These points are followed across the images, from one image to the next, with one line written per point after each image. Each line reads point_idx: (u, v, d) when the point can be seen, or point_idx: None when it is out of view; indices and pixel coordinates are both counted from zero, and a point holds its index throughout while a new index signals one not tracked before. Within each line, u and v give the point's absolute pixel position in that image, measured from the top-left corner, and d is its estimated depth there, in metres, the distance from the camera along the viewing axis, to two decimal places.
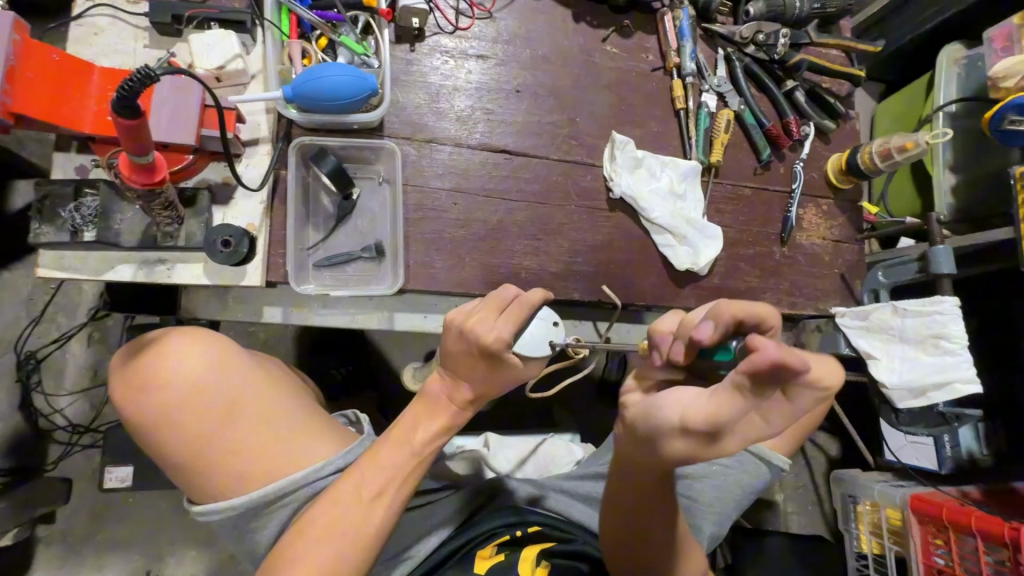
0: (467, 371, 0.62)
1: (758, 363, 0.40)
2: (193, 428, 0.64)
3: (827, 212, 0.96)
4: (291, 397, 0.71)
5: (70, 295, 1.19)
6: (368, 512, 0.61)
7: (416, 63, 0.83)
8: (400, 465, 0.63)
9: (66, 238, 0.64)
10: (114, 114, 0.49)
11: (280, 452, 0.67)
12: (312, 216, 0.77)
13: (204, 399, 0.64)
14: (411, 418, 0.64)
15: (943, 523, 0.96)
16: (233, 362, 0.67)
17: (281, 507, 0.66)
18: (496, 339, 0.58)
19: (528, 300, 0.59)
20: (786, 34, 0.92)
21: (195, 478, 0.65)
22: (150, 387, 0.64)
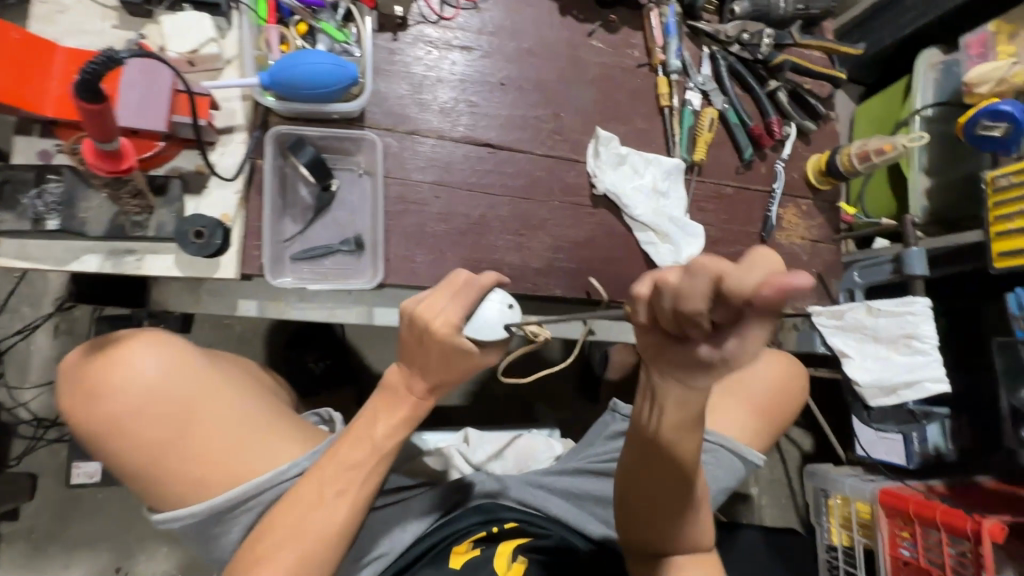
0: (420, 363, 0.62)
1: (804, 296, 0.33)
2: (147, 437, 0.63)
3: (806, 213, 0.98)
4: (252, 399, 0.70)
5: (35, 285, 1.15)
6: (328, 511, 0.63)
7: (399, 52, 0.81)
8: (360, 463, 0.64)
9: (28, 226, 0.61)
10: (75, 98, 0.47)
11: (240, 457, 0.66)
12: (289, 208, 0.76)
13: (158, 406, 0.63)
14: (370, 413, 0.65)
15: (910, 517, 0.99)
16: (187, 368, 0.66)
17: (246, 511, 0.66)
18: (445, 323, 0.57)
19: (479, 283, 0.59)
20: (770, 34, 0.93)
21: (154, 485, 0.65)
22: (101, 396, 0.63)
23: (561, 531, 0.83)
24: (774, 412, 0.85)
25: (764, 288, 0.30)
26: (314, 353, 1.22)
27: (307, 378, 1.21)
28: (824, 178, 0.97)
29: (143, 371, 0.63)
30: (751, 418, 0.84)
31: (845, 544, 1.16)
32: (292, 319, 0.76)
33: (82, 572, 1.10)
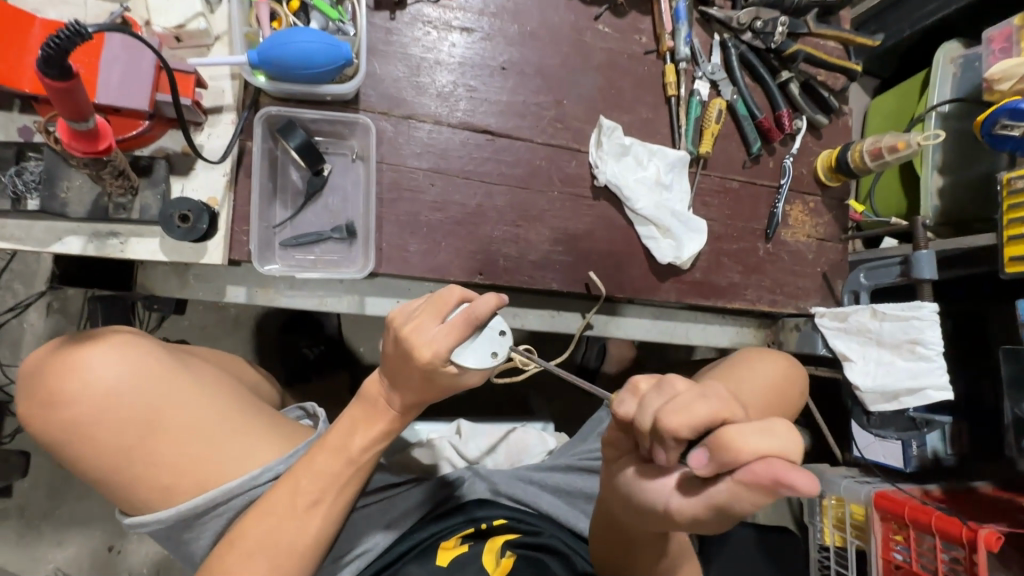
0: (399, 377, 0.61)
1: (762, 471, 0.45)
2: (109, 444, 0.63)
3: (813, 210, 0.95)
4: (220, 400, 0.69)
5: (28, 262, 1.13)
6: (301, 521, 0.63)
7: (397, 32, 0.78)
8: (336, 474, 0.64)
9: (7, 205, 0.59)
10: (41, 74, 0.45)
11: (206, 461, 0.66)
12: (280, 192, 0.73)
13: (121, 413, 0.63)
14: (348, 424, 0.64)
15: (905, 521, 0.98)
16: (151, 373, 0.65)
17: (215, 517, 0.67)
18: (434, 355, 0.57)
19: (475, 315, 0.57)
20: (784, 22, 0.89)
21: (120, 490, 0.65)
22: (61, 403, 0.62)
23: (550, 529, 0.82)
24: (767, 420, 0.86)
25: (758, 460, 0.46)
26: (308, 338, 1.21)
27: (301, 363, 1.20)
28: (833, 174, 0.94)
29: (105, 378, 0.62)
30: None
31: (838, 545, 1.15)
32: (282, 307, 0.74)
33: (75, 549, 1.11)
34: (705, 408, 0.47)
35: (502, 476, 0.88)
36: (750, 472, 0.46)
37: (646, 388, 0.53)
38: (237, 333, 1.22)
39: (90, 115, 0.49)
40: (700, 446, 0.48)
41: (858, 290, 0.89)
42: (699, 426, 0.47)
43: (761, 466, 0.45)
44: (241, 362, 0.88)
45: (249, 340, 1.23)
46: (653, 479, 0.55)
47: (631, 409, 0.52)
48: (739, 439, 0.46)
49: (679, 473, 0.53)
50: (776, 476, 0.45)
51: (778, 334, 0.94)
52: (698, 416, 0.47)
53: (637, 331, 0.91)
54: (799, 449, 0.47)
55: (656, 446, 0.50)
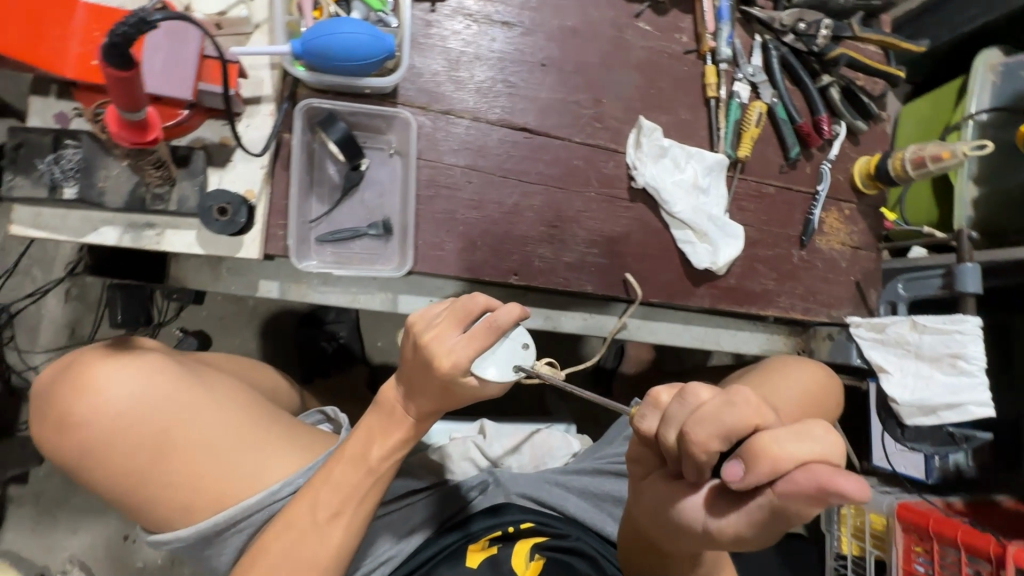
0: (417, 384, 0.59)
1: (805, 479, 0.42)
2: (124, 465, 0.62)
3: (848, 217, 0.93)
4: (233, 413, 0.67)
5: (46, 247, 1.12)
6: (322, 535, 0.62)
7: (436, 25, 0.76)
8: (355, 486, 0.62)
9: (44, 193, 0.58)
10: (103, 61, 0.43)
11: (222, 477, 0.65)
12: (316, 186, 0.72)
13: (132, 433, 0.61)
14: (366, 433, 0.62)
15: (927, 533, 0.97)
16: (163, 391, 0.63)
17: (235, 533, 0.66)
18: (452, 365, 0.55)
19: (497, 324, 0.54)
20: (828, 25, 0.88)
21: (140, 508, 0.65)
22: (74, 425, 0.61)
23: (578, 531, 0.81)
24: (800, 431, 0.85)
25: (799, 468, 0.42)
26: (326, 331, 1.19)
27: (319, 357, 1.19)
28: (870, 182, 0.92)
29: (116, 399, 0.61)
30: None
31: (855, 554, 1.15)
32: (314, 303, 0.73)
33: (91, 537, 1.11)
34: (733, 417, 0.43)
35: (528, 481, 0.87)
36: (791, 483, 0.42)
37: (668, 400, 0.49)
38: (256, 324, 1.21)
39: (143, 103, 0.47)
40: (735, 457, 0.44)
41: (896, 301, 0.89)
42: (729, 436, 0.44)
43: (802, 475, 0.42)
44: (259, 369, 0.87)
45: (268, 331, 1.22)
46: (686, 497, 0.51)
47: (654, 423, 0.49)
48: (773, 445, 0.42)
49: (710, 487, 0.50)
50: (821, 485, 0.41)
51: (809, 343, 0.93)
52: (727, 426, 0.43)
53: (669, 336, 0.90)
54: (840, 452, 0.43)
55: (685, 462, 0.47)
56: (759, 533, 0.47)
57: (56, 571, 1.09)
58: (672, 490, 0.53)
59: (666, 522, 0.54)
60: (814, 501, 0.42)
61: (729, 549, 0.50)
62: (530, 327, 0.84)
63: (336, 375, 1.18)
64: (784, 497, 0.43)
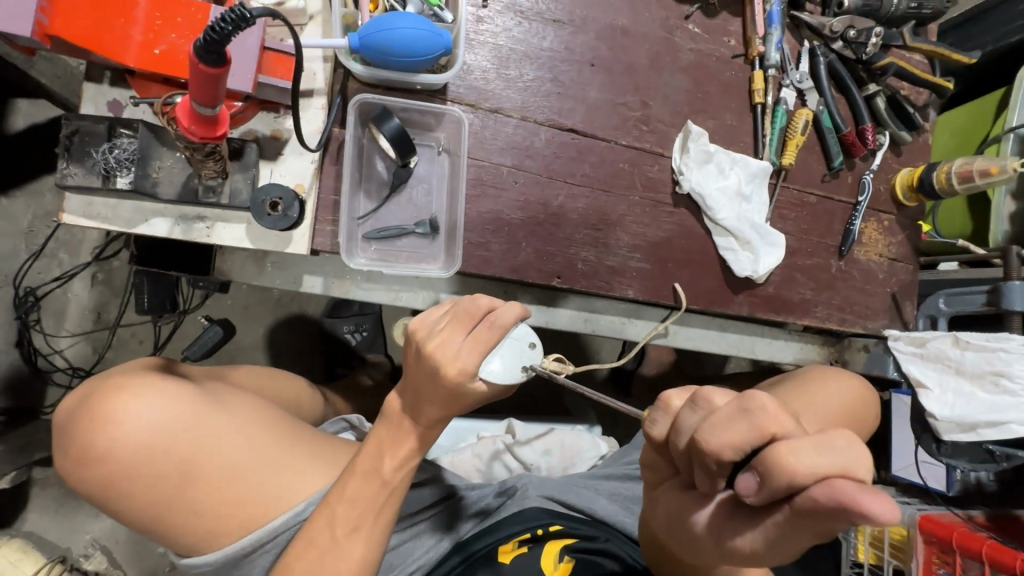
0: (422, 393, 0.57)
1: (821, 496, 0.38)
2: (147, 497, 0.59)
3: (887, 228, 0.92)
4: (254, 432, 0.65)
5: (73, 231, 1.11)
6: (342, 550, 0.60)
7: (487, 21, 0.75)
8: (370, 500, 0.60)
9: (98, 183, 0.57)
10: (195, 58, 0.42)
11: (247, 499, 0.63)
12: (364, 182, 0.71)
13: (154, 464, 0.59)
14: (375, 446, 0.60)
15: (950, 546, 0.98)
16: (183, 418, 0.60)
17: (262, 554, 0.64)
18: (460, 371, 0.53)
19: (500, 322, 0.54)
20: (879, 33, 0.86)
21: (165, 536, 0.63)
22: (92, 459, 0.58)
23: (608, 534, 0.80)
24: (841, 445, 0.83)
25: (819, 484, 0.38)
26: (349, 323, 1.19)
27: (342, 349, 1.18)
28: (911, 194, 0.91)
29: (135, 430, 0.58)
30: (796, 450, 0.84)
31: (872, 563, 1.15)
32: (355, 300, 0.72)
33: (112, 521, 1.11)
34: (747, 425, 0.40)
35: (556, 483, 0.85)
36: (810, 500, 0.38)
37: (681, 405, 0.47)
38: (280, 314, 1.21)
39: (221, 101, 0.46)
40: (749, 471, 0.41)
41: (936, 316, 0.88)
42: (743, 447, 0.41)
43: (820, 492, 0.38)
44: (278, 377, 0.85)
45: (292, 322, 1.21)
46: (696, 510, 0.48)
47: (665, 429, 0.48)
48: (789, 455, 0.38)
49: (721, 498, 0.47)
50: (842, 504, 0.37)
51: (842, 353, 0.93)
52: (741, 436, 0.41)
53: (704, 343, 0.89)
54: (867, 467, 0.39)
55: (696, 470, 0.44)
56: (782, 550, 0.43)
57: (77, 555, 1.09)
58: (684, 501, 0.50)
59: (683, 539, 0.51)
60: (835, 518, 0.38)
61: (746, 565, 0.46)
62: (567, 329, 0.83)
63: (360, 368, 1.17)
64: (800, 513, 0.39)
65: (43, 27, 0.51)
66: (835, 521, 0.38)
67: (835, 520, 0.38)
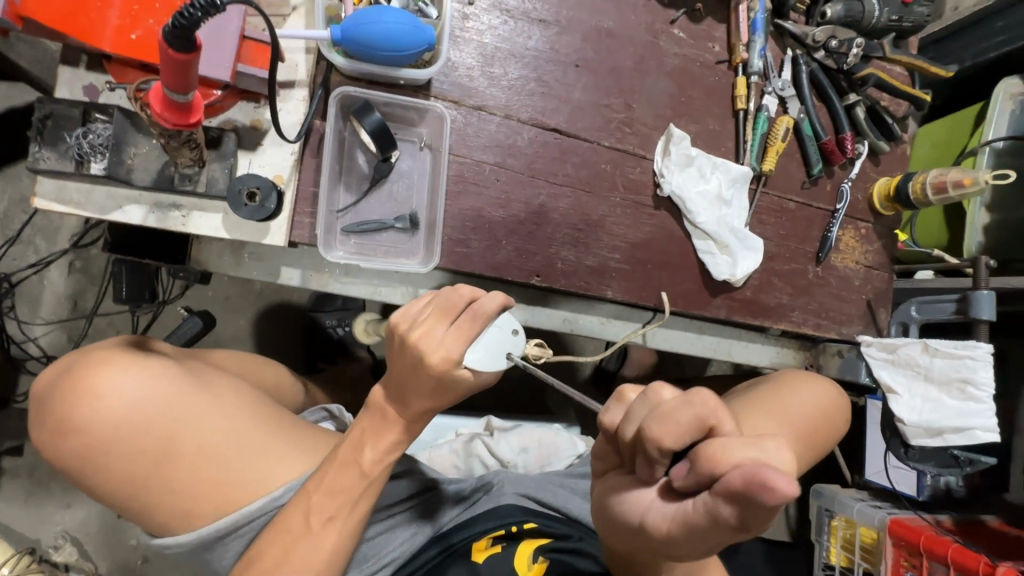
0: (407, 383, 0.56)
1: (737, 481, 0.38)
2: (125, 473, 0.59)
3: (864, 236, 0.94)
4: (237, 415, 0.65)
5: (52, 217, 1.09)
6: (315, 540, 0.60)
7: (473, 19, 0.75)
8: (347, 491, 0.60)
9: (70, 167, 0.56)
10: (165, 44, 0.42)
11: (224, 482, 0.62)
12: (345, 175, 0.71)
13: (134, 439, 0.58)
14: (358, 435, 0.60)
15: (917, 549, 1.00)
16: (165, 396, 0.60)
17: (236, 538, 0.63)
18: (443, 358, 0.53)
19: (483, 312, 0.54)
20: (860, 44, 0.87)
21: (140, 514, 0.62)
22: (71, 432, 0.58)
23: (580, 533, 0.80)
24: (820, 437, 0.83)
25: (736, 470, 0.39)
26: (332, 317, 1.17)
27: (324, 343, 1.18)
28: (888, 204, 0.93)
29: (116, 405, 0.58)
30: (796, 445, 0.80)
31: (843, 565, 1.17)
32: (334, 293, 0.72)
33: (85, 512, 1.10)
34: (689, 416, 0.41)
35: (532, 481, 0.85)
36: (727, 486, 0.39)
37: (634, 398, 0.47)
38: (262, 307, 1.19)
39: (195, 90, 0.46)
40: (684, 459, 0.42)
41: (908, 323, 0.90)
42: (682, 436, 0.41)
43: (735, 477, 0.39)
44: (260, 364, 0.85)
45: (273, 315, 1.20)
46: (632, 491, 0.48)
47: (617, 418, 0.47)
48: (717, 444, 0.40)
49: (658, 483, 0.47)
50: (755, 490, 0.38)
51: (817, 358, 0.95)
52: (682, 428, 0.41)
53: (682, 345, 0.90)
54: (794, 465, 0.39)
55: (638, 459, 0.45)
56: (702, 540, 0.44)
57: (47, 547, 1.08)
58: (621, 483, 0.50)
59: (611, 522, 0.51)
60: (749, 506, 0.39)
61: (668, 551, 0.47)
62: (547, 328, 0.84)
63: (342, 363, 1.17)
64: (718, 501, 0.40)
65: (13, 7, 0.50)
66: (752, 509, 0.39)
67: (752, 506, 0.39)
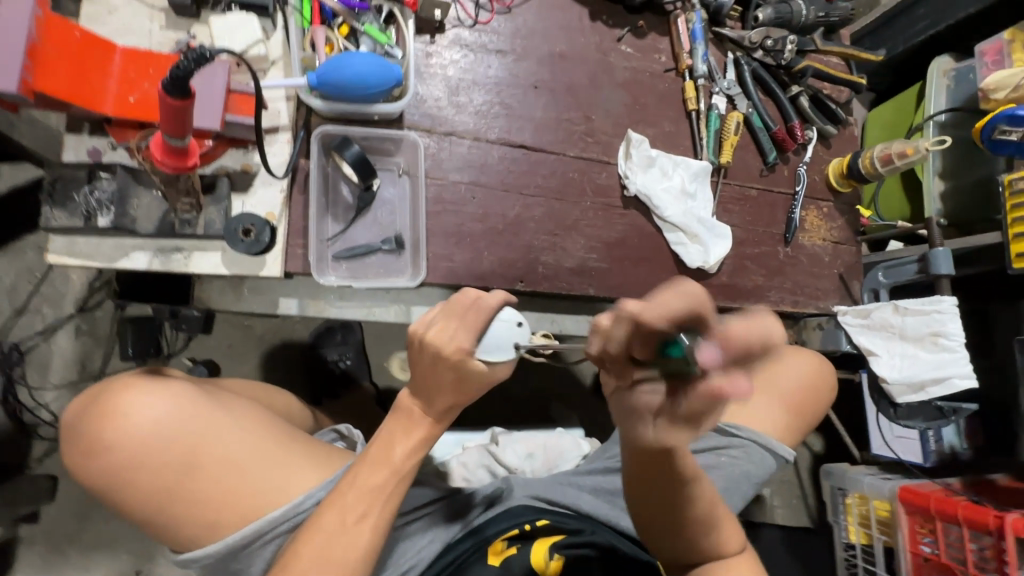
0: (432, 386, 0.61)
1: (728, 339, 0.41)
2: (151, 489, 0.61)
3: (827, 214, 0.99)
4: (254, 430, 0.68)
5: (57, 284, 1.14)
6: (350, 537, 0.61)
7: (436, 55, 0.82)
8: (379, 489, 0.63)
9: (80, 223, 0.62)
10: (162, 92, 0.48)
11: (251, 492, 0.65)
12: (331, 207, 0.77)
13: (157, 456, 0.61)
14: (387, 436, 0.64)
15: (931, 514, 1.01)
16: (185, 413, 0.63)
17: (263, 545, 0.66)
18: (457, 350, 0.59)
19: (486, 305, 0.60)
20: (793, 40, 0.95)
21: (166, 531, 0.64)
22: (100, 452, 0.61)
23: (593, 526, 0.80)
24: (807, 407, 0.87)
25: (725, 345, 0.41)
26: (334, 353, 1.22)
27: (328, 378, 1.21)
28: (844, 180, 0.98)
29: (139, 424, 0.61)
30: (781, 412, 0.85)
31: (864, 543, 1.17)
32: (331, 317, 0.77)
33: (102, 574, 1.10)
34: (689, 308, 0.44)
35: (541, 483, 0.87)
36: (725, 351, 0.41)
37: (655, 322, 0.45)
38: (266, 349, 1.23)
39: (189, 133, 0.52)
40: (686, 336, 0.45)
41: (877, 288, 0.95)
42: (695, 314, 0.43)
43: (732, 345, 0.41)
44: (270, 390, 0.87)
45: (277, 356, 1.23)
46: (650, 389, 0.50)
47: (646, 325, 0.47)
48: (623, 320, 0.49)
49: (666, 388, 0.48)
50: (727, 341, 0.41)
51: (801, 333, 0.98)
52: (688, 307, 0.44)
53: None
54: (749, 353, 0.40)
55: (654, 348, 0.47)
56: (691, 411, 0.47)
57: None
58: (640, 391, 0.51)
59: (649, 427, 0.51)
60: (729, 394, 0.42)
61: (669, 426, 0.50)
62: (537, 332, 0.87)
63: (345, 395, 1.19)
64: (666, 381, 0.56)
65: (27, 84, 0.54)
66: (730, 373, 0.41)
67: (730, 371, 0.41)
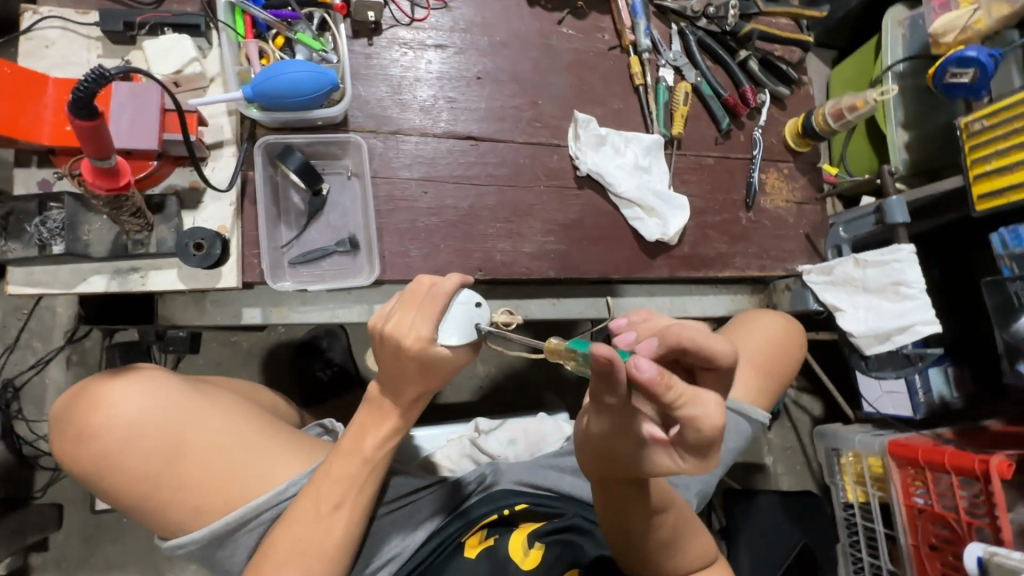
0: (399, 377, 0.63)
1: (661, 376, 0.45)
2: (138, 474, 0.63)
3: (788, 175, 0.99)
4: (239, 419, 0.70)
5: (45, 319, 1.17)
6: (327, 525, 0.63)
7: (376, 56, 0.83)
8: (352, 479, 0.64)
9: (35, 253, 0.64)
10: (70, 116, 0.50)
11: (238, 479, 0.67)
12: (284, 215, 0.78)
13: (144, 441, 0.64)
14: (358, 427, 0.66)
15: (920, 464, 1.00)
16: (170, 402, 0.66)
17: (247, 532, 0.67)
18: (416, 339, 0.59)
19: (441, 291, 0.60)
20: (735, 5, 0.96)
21: (153, 517, 0.66)
22: (89, 437, 0.64)
23: (574, 508, 0.81)
24: (778, 367, 0.87)
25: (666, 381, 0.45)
26: (320, 361, 1.24)
27: (318, 386, 1.23)
28: (801, 140, 0.98)
29: (126, 411, 0.64)
30: (752, 375, 0.85)
31: (861, 501, 1.16)
32: (296, 322, 0.78)
33: None
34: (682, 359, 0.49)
35: (524, 468, 0.87)
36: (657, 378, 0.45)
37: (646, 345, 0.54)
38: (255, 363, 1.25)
39: (111, 151, 0.55)
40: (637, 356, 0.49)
41: (840, 244, 0.95)
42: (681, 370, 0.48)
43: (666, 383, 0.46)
44: (257, 390, 0.89)
45: (266, 370, 1.25)
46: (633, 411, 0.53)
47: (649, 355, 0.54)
48: (663, 333, 0.52)
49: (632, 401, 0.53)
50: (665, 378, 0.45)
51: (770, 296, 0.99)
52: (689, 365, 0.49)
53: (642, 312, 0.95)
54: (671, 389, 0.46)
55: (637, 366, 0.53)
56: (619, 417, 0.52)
57: None
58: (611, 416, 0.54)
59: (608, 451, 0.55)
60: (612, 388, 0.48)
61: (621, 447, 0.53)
62: None
63: (334, 401, 1.21)
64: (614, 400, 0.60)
65: None
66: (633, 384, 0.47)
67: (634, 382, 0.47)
